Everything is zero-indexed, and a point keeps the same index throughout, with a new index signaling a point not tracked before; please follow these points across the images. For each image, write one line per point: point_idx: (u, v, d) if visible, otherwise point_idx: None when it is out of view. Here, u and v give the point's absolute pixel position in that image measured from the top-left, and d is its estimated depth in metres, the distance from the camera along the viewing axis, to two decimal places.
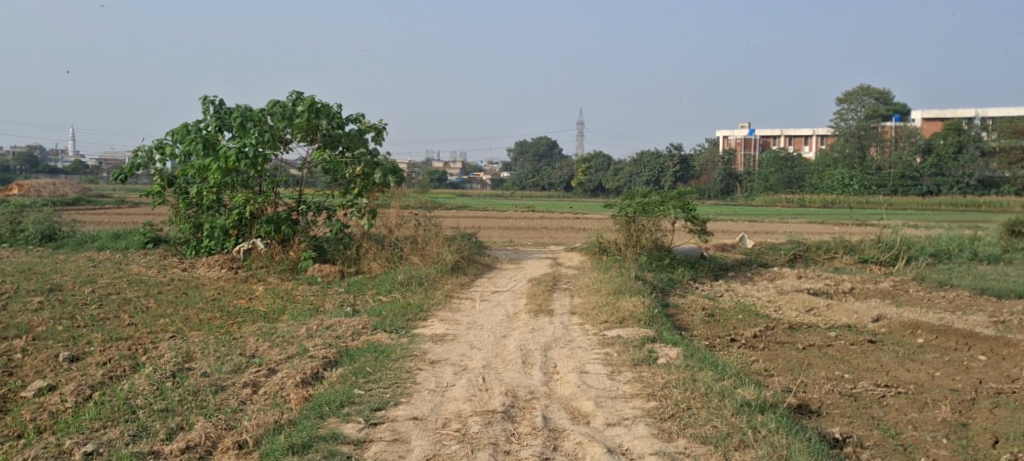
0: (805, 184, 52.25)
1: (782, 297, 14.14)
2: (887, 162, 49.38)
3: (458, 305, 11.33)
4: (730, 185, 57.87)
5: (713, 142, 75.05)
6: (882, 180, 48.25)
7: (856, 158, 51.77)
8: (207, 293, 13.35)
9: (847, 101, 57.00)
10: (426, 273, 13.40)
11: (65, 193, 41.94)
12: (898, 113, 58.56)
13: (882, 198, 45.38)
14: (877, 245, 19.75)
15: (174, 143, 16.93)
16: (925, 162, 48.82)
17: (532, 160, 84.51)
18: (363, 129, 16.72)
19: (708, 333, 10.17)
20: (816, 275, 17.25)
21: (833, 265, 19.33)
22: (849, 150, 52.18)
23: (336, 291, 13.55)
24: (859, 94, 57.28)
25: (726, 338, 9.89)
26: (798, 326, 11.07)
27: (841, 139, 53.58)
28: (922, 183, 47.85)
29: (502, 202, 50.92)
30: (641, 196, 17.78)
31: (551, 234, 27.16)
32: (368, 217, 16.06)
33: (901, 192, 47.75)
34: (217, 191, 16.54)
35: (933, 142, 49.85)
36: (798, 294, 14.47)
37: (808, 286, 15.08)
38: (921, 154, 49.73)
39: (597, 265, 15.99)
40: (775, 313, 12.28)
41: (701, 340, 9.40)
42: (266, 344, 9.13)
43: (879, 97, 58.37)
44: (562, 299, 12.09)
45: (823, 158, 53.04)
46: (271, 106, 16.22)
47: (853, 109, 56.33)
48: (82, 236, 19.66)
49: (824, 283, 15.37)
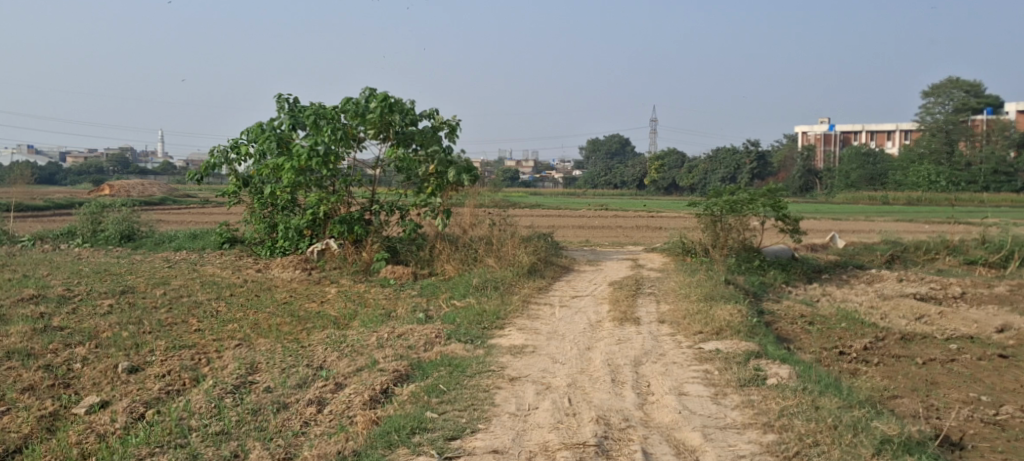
0: (891, 180, 50.17)
1: (887, 302, 13.07)
2: (978, 158, 47.06)
3: (536, 312, 10.56)
4: (809, 182, 55.60)
5: (792, 139, 72.89)
6: (972, 177, 46.24)
7: (944, 153, 49.45)
8: (278, 296, 12.84)
9: (936, 94, 54.56)
10: (503, 277, 12.68)
11: (153, 193, 42.85)
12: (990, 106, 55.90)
13: (972, 195, 43.18)
14: (981, 247, 18.49)
15: (249, 143, 16.53)
16: (1020, 157, 46.58)
17: (606, 158, 83.52)
18: (437, 126, 16.08)
19: (814, 345, 9.22)
20: (919, 278, 16.05)
21: (936, 267, 18.01)
22: (937, 145, 49.88)
23: (409, 296, 12.92)
24: (948, 86, 54.79)
25: (835, 350, 8.94)
26: (912, 336, 10.05)
27: (929, 133, 51.29)
28: (1017, 179, 45.59)
29: (575, 200, 49.96)
30: (728, 193, 16.74)
31: (628, 234, 26.23)
32: (441, 217, 15.52)
33: (994, 189, 45.52)
34: (291, 190, 16.11)
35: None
36: (905, 299, 13.35)
37: (914, 290, 13.91)
38: (1015, 148, 47.62)
39: (682, 268, 15.05)
40: (883, 322, 11.24)
41: (807, 353, 8.48)
42: (334, 354, 8.50)
43: (970, 89, 55.76)
44: (649, 306, 11.22)
45: (910, 153, 50.86)
46: (344, 102, 15.68)
47: (942, 103, 53.88)
48: (161, 236, 19.45)
49: (930, 287, 14.14)
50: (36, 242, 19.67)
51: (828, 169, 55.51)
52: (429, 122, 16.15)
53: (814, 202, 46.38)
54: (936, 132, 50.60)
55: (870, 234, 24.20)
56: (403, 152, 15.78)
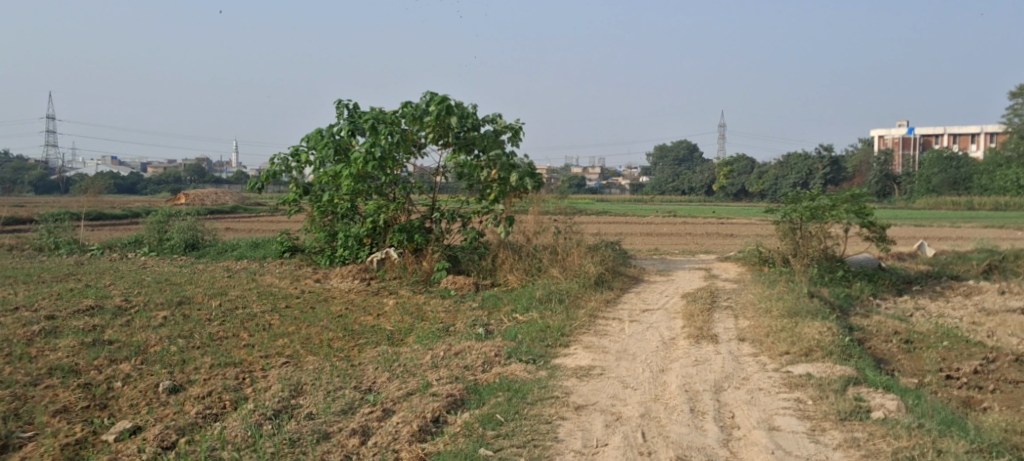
0: (974, 184, 48.24)
1: (989, 322, 11.99)
2: None
3: (604, 327, 9.78)
4: (887, 188, 54.13)
5: (867, 143, 70.72)
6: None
7: None
8: (334, 309, 12.26)
9: None
10: (569, 289, 11.93)
11: (225, 201, 43.20)
12: None
13: None
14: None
15: (309, 150, 16.02)
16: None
17: (673, 164, 82.12)
18: (499, 130, 15.43)
19: (914, 371, 8.29)
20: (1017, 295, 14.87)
21: None
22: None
23: (470, 309, 12.25)
24: None
25: (940, 376, 8.04)
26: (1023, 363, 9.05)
27: (1017, 135, 49.03)
28: None
29: (644, 207, 48.83)
30: (809, 199, 15.85)
31: (698, 241, 25.31)
32: (504, 224, 14.78)
33: None
34: (351, 198, 15.60)
35: None
36: (1007, 318, 12.25)
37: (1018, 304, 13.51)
38: None
39: (760, 279, 14.16)
40: (988, 345, 10.26)
41: (909, 380, 7.62)
42: (385, 374, 7.84)
43: None
44: (727, 321, 10.34)
45: (996, 157, 48.68)
46: (403, 106, 15.13)
47: None
48: (224, 245, 19.13)
49: None
50: (103, 251, 19.43)
51: (906, 174, 53.56)
52: (491, 126, 15.52)
53: (893, 208, 44.64)
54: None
55: (956, 243, 22.93)
56: (464, 158, 15.15)
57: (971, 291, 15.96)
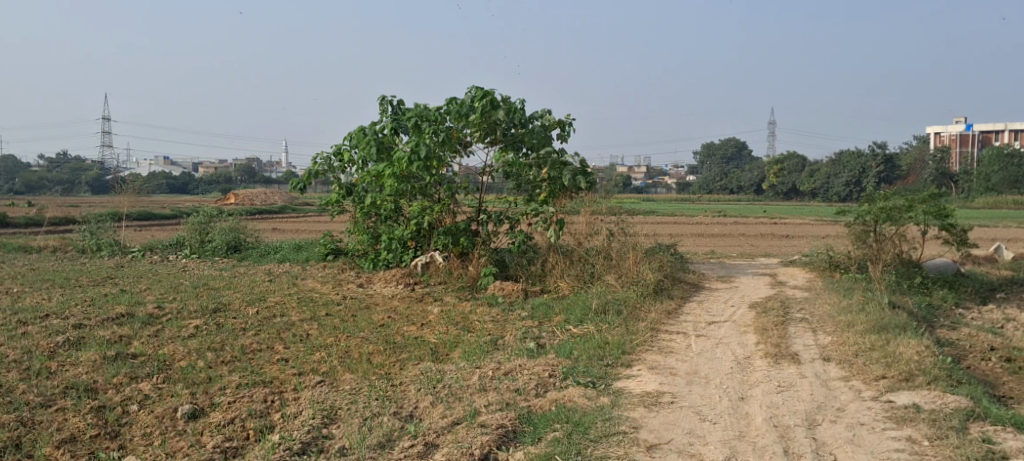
0: None
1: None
2: None
3: (668, 343, 8.84)
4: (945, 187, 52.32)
5: (921, 140, 68.63)
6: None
7: None
8: (376, 317, 11.31)
9: None
10: (627, 298, 11.02)
11: (275, 201, 43.12)
12: None
13: None
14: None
15: (351, 149, 15.24)
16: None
17: (721, 162, 80.47)
18: (548, 126, 14.55)
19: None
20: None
21: None
22: None
23: (520, 319, 11.39)
24: None
25: None
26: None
27: None
28: None
29: (692, 207, 47.46)
30: (883, 199, 14.79)
31: (753, 242, 24.19)
32: (554, 228, 13.83)
33: None
34: (395, 200, 14.82)
35: None
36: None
37: None
38: None
39: (833, 288, 13.12)
40: None
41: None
42: (427, 397, 6.91)
43: None
44: (805, 339, 9.36)
45: None
46: (448, 102, 14.26)
47: None
48: (266, 247, 18.10)
49: None
50: (144, 252, 18.67)
51: (964, 172, 51.67)
52: (540, 122, 14.63)
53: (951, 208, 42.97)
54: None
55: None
56: (512, 156, 14.25)
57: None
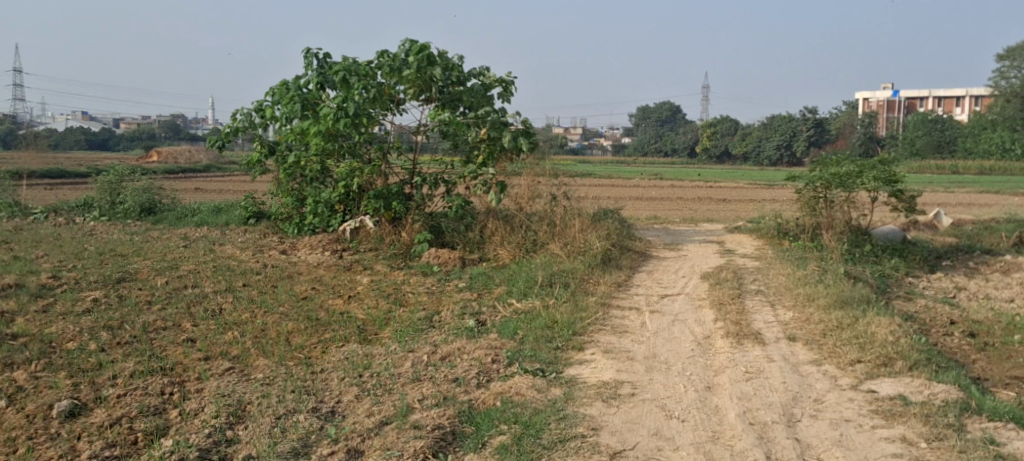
0: (959, 148, 47.24)
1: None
2: None
3: (621, 322, 8.13)
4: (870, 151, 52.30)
5: (851, 106, 69.14)
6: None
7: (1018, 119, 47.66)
8: (298, 289, 10.30)
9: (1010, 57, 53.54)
10: (573, 269, 10.22)
11: (200, 160, 41.35)
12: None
13: None
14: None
15: (273, 104, 14.10)
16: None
17: (655, 125, 80.20)
18: (488, 84, 13.63)
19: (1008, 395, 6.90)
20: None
21: None
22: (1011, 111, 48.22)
23: (456, 291, 10.55)
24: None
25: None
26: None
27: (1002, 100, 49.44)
28: None
29: (626, 169, 46.80)
30: (835, 164, 14.25)
31: (693, 206, 23.60)
32: (495, 191, 13.00)
33: None
34: (321, 160, 13.78)
35: None
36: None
37: None
38: None
39: (785, 257, 12.58)
40: None
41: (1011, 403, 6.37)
42: (352, 390, 6.05)
43: None
44: (765, 314, 8.71)
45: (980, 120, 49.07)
46: (379, 56, 13.19)
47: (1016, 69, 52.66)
48: (183, 209, 16.84)
49: None
50: (48, 214, 17.24)
51: (892, 138, 52.21)
52: (479, 80, 13.68)
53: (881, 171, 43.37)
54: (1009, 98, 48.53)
55: (963, 218, 21.42)
56: (449, 115, 13.27)
57: (1005, 277, 14.47)
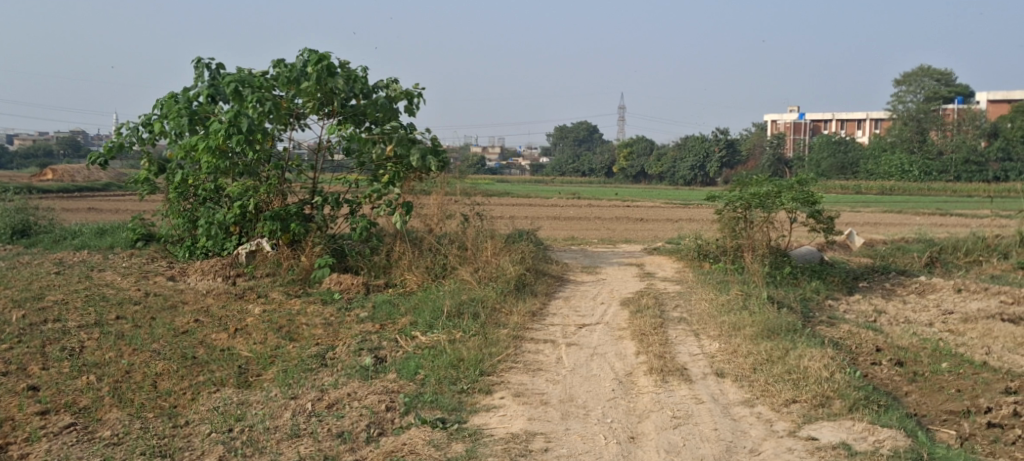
0: (861, 170, 48.23)
1: (979, 350, 10.03)
2: (948, 147, 46.38)
3: (535, 357, 7.37)
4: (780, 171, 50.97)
5: (761, 128, 70.23)
6: (944, 166, 44.98)
7: (915, 142, 48.22)
8: (178, 322, 9.22)
9: (905, 83, 55.84)
10: (484, 297, 9.39)
11: (99, 178, 39.32)
12: (960, 96, 56.58)
13: (944, 188, 41.84)
14: (1014, 259, 17.30)
15: (161, 118, 12.96)
16: (993, 145, 45.65)
17: (572, 145, 80.29)
18: (394, 97, 12.79)
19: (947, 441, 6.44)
20: (976, 308, 13.13)
21: (974, 281, 15.85)
22: (907, 134, 48.94)
23: (356, 323, 9.66)
24: (918, 75, 55.82)
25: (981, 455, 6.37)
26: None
27: (899, 123, 50.62)
28: (988, 169, 44.31)
29: (543, 189, 46.14)
30: (755, 185, 13.80)
31: (609, 226, 23.09)
32: (401, 212, 12.13)
33: (965, 178, 44.20)
34: (214, 178, 12.73)
35: (998, 126, 46.93)
36: (997, 348, 10.26)
37: (986, 321, 12.19)
38: (986, 138, 46.71)
39: (705, 280, 12.05)
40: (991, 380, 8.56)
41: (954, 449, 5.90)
42: (216, 450, 5.38)
43: (940, 80, 56.78)
44: (690, 346, 8.06)
45: (880, 143, 50.05)
46: (275, 66, 12.20)
47: (911, 92, 55.00)
48: (63, 232, 15.46)
49: (999, 318, 12.49)
50: None
51: (800, 159, 52.97)
52: (385, 93, 12.84)
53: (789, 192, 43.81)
54: (908, 121, 49.92)
55: (872, 238, 21.36)
56: (352, 130, 12.38)
57: (921, 299, 14.20)
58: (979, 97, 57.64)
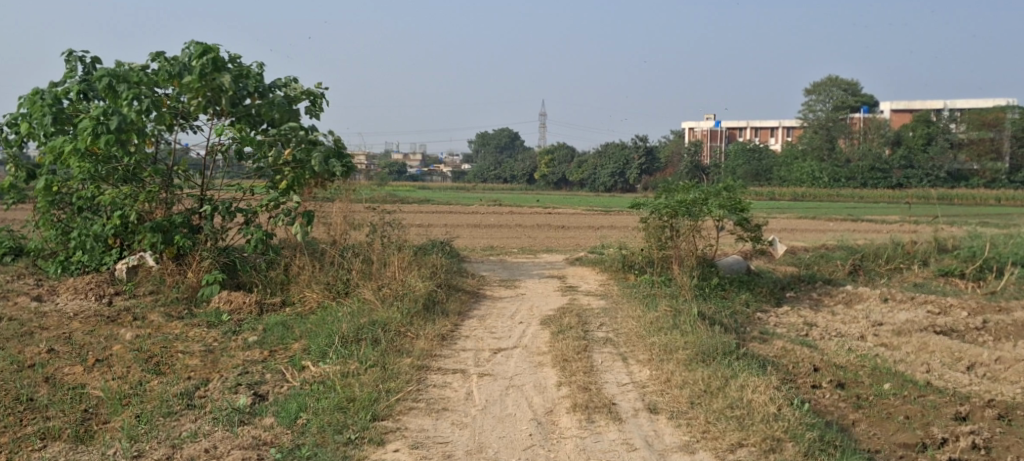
0: (774, 176, 48.55)
1: (920, 368, 9.07)
2: (856, 155, 46.63)
3: (441, 395, 6.44)
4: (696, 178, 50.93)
5: (678, 135, 70.35)
6: (851, 173, 45.38)
7: (824, 150, 48.81)
8: (27, 353, 8.16)
9: (815, 92, 56.60)
10: (387, 319, 8.33)
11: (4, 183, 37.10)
12: (868, 105, 57.66)
13: (852, 193, 42.30)
14: (934, 266, 16.77)
15: (28, 118, 11.59)
16: (894, 154, 46.27)
17: (494, 152, 79.50)
18: (294, 97, 11.66)
19: None
20: (904, 318, 12.34)
21: (899, 288, 15.38)
22: (817, 142, 49.45)
23: (242, 350, 8.54)
24: (828, 84, 56.62)
25: None
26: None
27: (810, 131, 51.20)
28: (892, 175, 44.98)
29: (465, 196, 45.13)
30: (681, 192, 13.04)
31: (529, 234, 22.20)
32: (300, 222, 11.00)
33: (870, 185, 44.74)
34: (90, 185, 11.34)
35: (902, 134, 47.72)
36: (937, 366, 9.29)
37: (920, 332, 11.60)
38: (890, 146, 47.48)
39: (631, 294, 11.23)
40: (939, 395, 7.94)
41: None
42: None
43: (849, 89, 57.83)
44: (618, 374, 7.17)
45: (792, 150, 50.51)
46: (155, 59, 10.96)
47: (822, 101, 55.78)
48: None
49: (933, 328, 11.92)
50: None
51: (716, 166, 53.04)
52: (283, 92, 11.69)
53: None
54: (818, 129, 50.54)
55: (794, 246, 20.88)
56: (245, 131, 11.20)
57: (848, 311, 13.34)
58: (882, 107, 58.76)
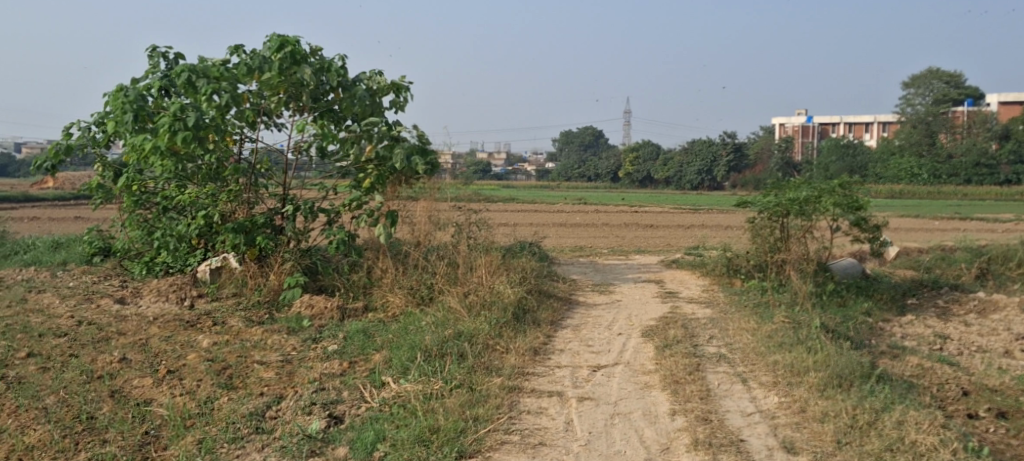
0: (870, 173, 46.28)
1: None
2: (959, 150, 44.19)
3: (537, 425, 5.86)
4: (788, 174, 48.96)
5: (769, 132, 67.96)
6: (953, 169, 42.80)
7: (924, 145, 46.58)
8: (95, 362, 7.57)
9: (914, 85, 53.97)
10: (473, 332, 7.50)
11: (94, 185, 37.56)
12: (972, 98, 54.69)
13: (955, 190, 40.01)
14: None
15: (112, 115, 11.16)
16: (1002, 148, 43.51)
17: (578, 151, 78.31)
18: (377, 90, 10.93)
19: None
20: None
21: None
22: (916, 137, 47.11)
23: (320, 361, 7.80)
24: (928, 76, 53.90)
25: None
26: None
27: (909, 126, 48.93)
28: (1000, 171, 42.26)
29: (548, 195, 43.99)
30: (792, 190, 11.85)
31: (618, 234, 21.14)
32: (384, 223, 10.27)
33: (976, 182, 42.18)
34: (174, 183, 10.82)
35: (1011, 128, 44.90)
36: None
37: None
38: (998, 140, 44.38)
39: (741, 302, 10.17)
40: None
41: None
42: None
43: (951, 81, 55.01)
44: (740, 400, 6.21)
45: (887, 147, 48.03)
46: (234, 54, 10.37)
47: (922, 94, 53.15)
48: (15, 244, 13.39)
49: None
50: None
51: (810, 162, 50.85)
52: (366, 86, 10.98)
53: None
54: (917, 124, 48.44)
55: (907, 247, 19.30)
56: (326, 127, 10.52)
57: (981, 321, 11.96)
58: (989, 100, 55.62)
